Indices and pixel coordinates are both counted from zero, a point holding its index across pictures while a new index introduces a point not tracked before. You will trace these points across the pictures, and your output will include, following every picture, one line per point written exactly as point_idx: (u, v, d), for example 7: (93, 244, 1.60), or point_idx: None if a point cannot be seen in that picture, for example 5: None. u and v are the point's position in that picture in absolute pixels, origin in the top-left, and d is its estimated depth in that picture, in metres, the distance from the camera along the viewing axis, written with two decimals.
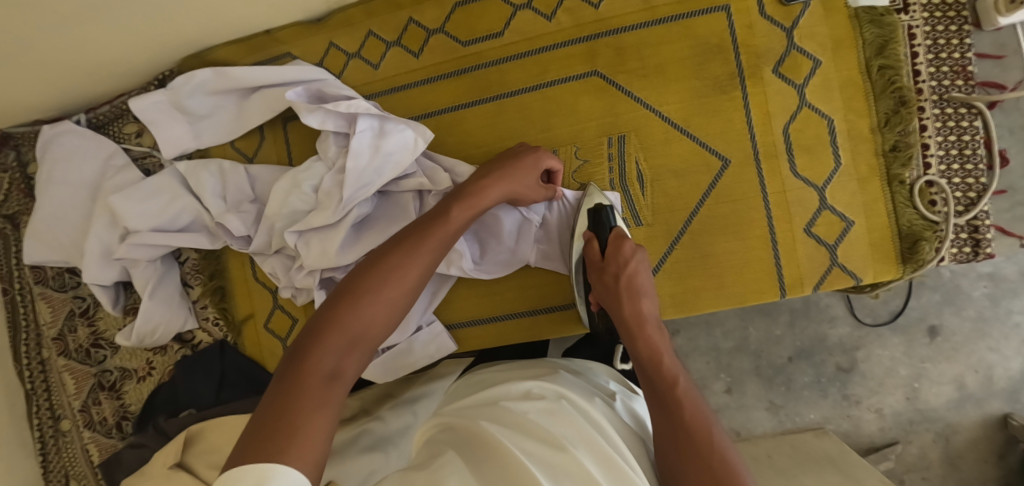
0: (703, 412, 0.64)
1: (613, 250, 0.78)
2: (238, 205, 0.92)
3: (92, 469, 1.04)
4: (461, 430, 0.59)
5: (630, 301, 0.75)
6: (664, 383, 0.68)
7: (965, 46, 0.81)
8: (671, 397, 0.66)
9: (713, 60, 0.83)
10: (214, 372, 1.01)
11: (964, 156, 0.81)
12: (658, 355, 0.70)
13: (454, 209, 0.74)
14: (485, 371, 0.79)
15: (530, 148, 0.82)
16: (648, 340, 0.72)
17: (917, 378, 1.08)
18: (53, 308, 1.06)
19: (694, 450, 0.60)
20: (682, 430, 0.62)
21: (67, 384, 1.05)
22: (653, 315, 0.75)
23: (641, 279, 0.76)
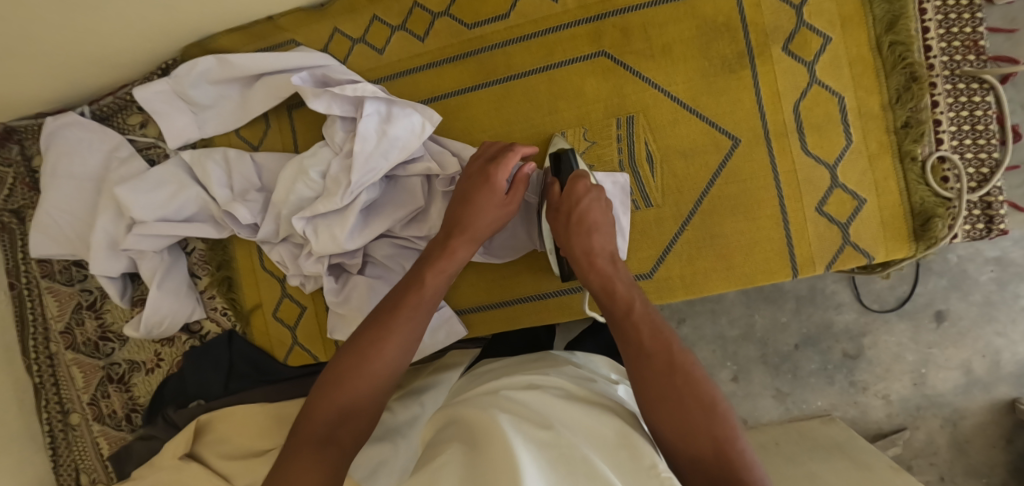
0: (662, 338, 0.64)
1: (563, 193, 0.78)
2: (244, 193, 0.91)
3: (102, 462, 1.04)
4: (462, 419, 0.57)
5: (582, 239, 0.75)
6: (619, 309, 0.69)
7: (976, 21, 0.80)
8: (629, 330, 0.66)
9: (720, 39, 0.82)
10: (222, 363, 1.01)
11: (977, 131, 0.80)
12: (610, 289, 0.71)
13: (427, 274, 0.74)
14: (490, 365, 0.80)
15: (477, 179, 0.78)
16: (601, 274, 0.73)
17: (924, 363, 1.08)
18: (61, 302, 1.06)
19: (656, 373, 0.61)
20: (645, 363, 0.62)
21: (75, 377, 1.05)
22: (608, 250, 0.76)
23: (594, 214, 0.77)
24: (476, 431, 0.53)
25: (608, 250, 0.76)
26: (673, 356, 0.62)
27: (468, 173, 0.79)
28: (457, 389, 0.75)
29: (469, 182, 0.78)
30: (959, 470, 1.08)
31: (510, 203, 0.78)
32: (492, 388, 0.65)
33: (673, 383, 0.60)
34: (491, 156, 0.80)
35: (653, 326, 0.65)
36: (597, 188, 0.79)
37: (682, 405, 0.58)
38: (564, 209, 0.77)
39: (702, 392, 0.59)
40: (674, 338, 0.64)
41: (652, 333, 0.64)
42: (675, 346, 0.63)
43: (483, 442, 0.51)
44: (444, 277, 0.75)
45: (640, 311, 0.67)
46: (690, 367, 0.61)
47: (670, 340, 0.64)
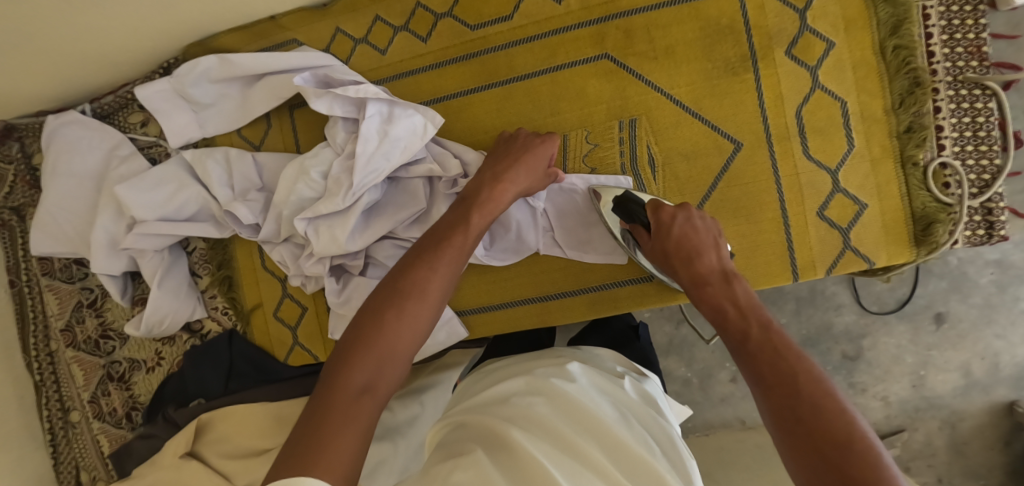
0: (780, 363, 0.63)
1: (654, 225, 0.80)
2: (245, 193, 0.91)
3: (102, 459, 1.05)
4: (481, 423, 0.58)
5: (691, 266, 0.77)
6: (736, 337, 0.69)
7: (980, 27, 0.80)
8: (749, 351, 0.66)
9: (723, 41, 0.82)
10: (222, 363, 1.01)
11: (979, 137, 0.80)
12: (723, 313, 0.72)
13: (472, 216, 0.74)
14: (492, 365, 0.79)
15: (524, 146, 0.81)
16: (712, 300, 0.74)
17: (923, 365, 1.08)
18: (61, 299, 1.06)
19: (784, 399, 0.60)
20: (766, 382, 0.62)
21: (75, 375, 1.05)
22: (724, 270, 0.76)
23: (693, 238, 0.78)
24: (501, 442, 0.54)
25: (722, 271, 0.76)
26: (794, 374, 0.61)
27: (508, 143, 0.83)
28: (471, 382, 0.75)
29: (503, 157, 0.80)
30: (956, 471, 1.08)
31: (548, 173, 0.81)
32: (509, 386, 0.65)
33: (795, 397, 0.59)
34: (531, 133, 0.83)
35: (775, 344, 0.65)
36: (706, 217, 0.80)
37: (803, 420, 0.57)
38: (660, 238, 0.79)
39: (824, 403, 0.58)
40: (796, 355, 0.63)
41: (773, 354, 0.64)
42: (796, 362, 0.62)
43: (510, 461, 0.52)
44: (486, 221, 0.75)
45: (761, 332, 0.67)
46: (813, 380, 0.60)
47: (793, 356, 0.63)
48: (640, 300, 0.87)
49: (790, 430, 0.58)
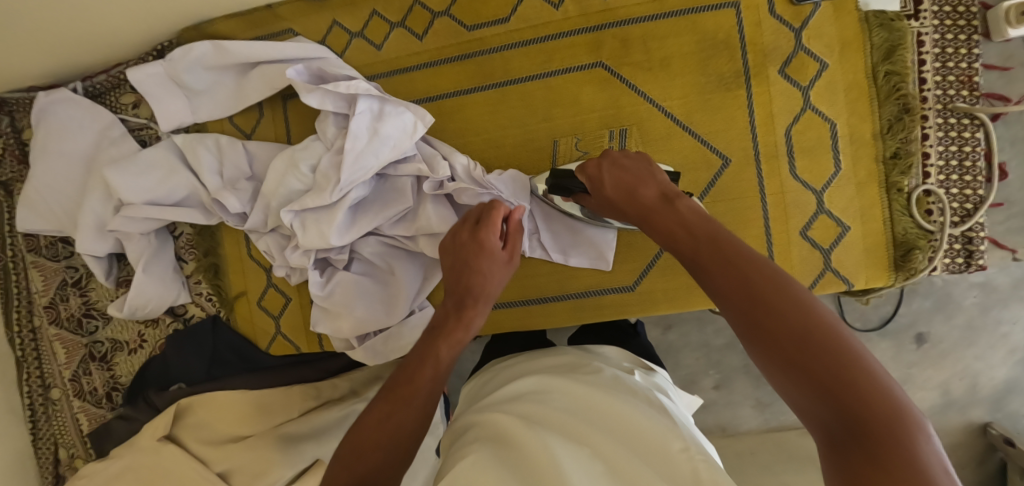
0: (734, 266, 0.54)
1: (587, 182, 0.77)
2: (234, 182, 0.91)
3: (81, 437, 1.05)
4: (493, 423, 0.59)
5: (633, 201, 0.70)
6: (689, 256, 0.59)
7: (973, 56, 0.80)
8: (699, 267, 0.57)
9: (719, 56, 0.82)
10: (205, 349, 1.02)
11: (964, 167, 0.81)
12: (671, 234, 0.63)
13: (465, 307, 0.71)
14: (502, 363, 0.80)
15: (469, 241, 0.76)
16: (658, 225, 0.65)
17: (903, 383, 1.10)
18: (46, 277, 1.05)
19: (749, 306, 0.50)
20: (722, 295, 0.53)
21: (58, 353, 1.05)
22: (665, 193, 0.69)
23: (627, 175, 0.73)
24: (510, 441, 0.55)
25: (664, 194, 0.69)
26: (747, 275, 0.52)
27: (453, 234, 0.78)
28: (484, 383, 0.76)
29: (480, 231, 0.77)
30: None
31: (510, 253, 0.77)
32: (519, 387, 0.67)
33: (755, 304, 0.50)
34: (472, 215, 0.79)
35: (722, 250, 0.56)
36: (636, 156, 0.76)
37: (771, 326, 0.48)
38: (598, 193, 0.75)
39: (787, 301, 0.49)
40: (746, 255, 0.54)
41: (724, 260, 0.55)
42: (746, 263, 0.53)
43: (518, 455, 0.53)
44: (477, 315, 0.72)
45: (708, 244, 0.58)
46: (769, 277, 0.51)
47: (741, 258, 0.54)
48: (622, 309, 0.88)
49: (760, 342, 0.48)
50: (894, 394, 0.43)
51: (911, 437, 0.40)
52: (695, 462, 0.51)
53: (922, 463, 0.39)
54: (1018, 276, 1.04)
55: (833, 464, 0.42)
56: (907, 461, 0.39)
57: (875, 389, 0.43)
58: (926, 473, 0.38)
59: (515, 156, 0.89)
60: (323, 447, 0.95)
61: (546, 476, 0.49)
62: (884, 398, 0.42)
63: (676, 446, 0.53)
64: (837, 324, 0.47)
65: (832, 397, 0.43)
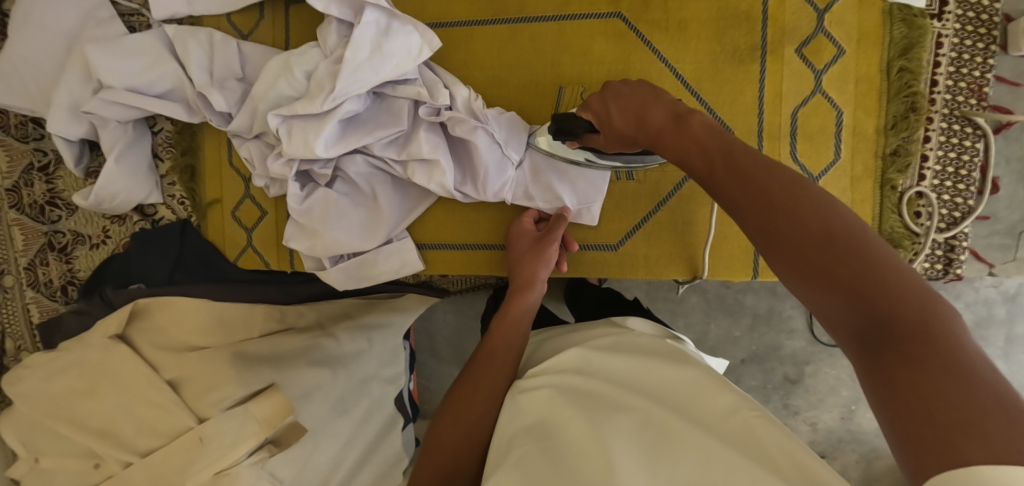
0: (751, 181, 0.52)
1: (594, 118, 0.72)
2: (223, 81, 0.88)
3: (29, 329, 1.02)
4: (540, 409, 0.60)
5: (642, 126, 0.65)
6: (704, 173, 0.56)
7: (987, 67, 0.80)
8: (714, 184, 0.55)
9: (737, 27, 0.81)
10: (170, 252, 0.99)
11: (959, 176, 0.82)
12: (686, 154, 0.59)
13: (513, 301, 0.76)
14: (539, 338, 0.81)
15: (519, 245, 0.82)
16: (672, 145, 0.61)
17: (856, 401, 1.15)
18: (12, 158, 1.00)
19: (770, 218, 0.49)
20: (740, 208, 0.51)
21: (15, 238, 1.01)
22: (674, 110, 0.64)
23: (631, 99, 0.67)
24: (553, 431, 0.56)
25: (675, 112, 0.63)
26: (764, 187, 0.50)
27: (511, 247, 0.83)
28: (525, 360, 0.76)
29: (515, 246, 0.82)
30: None
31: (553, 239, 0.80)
32: (553, 362, 0.66)
33: (775, 215, 0.48)
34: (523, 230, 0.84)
35: (737, 161, 0.54)
36: (636, 81, 0.69)
37: (793, 234, 0.47)
38: (604, 125, 0.71)
39: (811, 210, 0.47)
40: (760, 165, 0.53)
41: (740, 174, 0.53)
42: (763, 174, 0.51)
43: (568, 445, 0.53)
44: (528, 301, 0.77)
45: (722, 158, 0.56)
46: (789, 186, 0.49)
47: (755, 168, 0.52)
48: (601, 267, 0.88)
49: (785, 254, 0.47)
50: (928, 296, 0.42)
51: (953, 335, 0.39)
52: (746, 414, 0.52)
53: (969, 357, 0.38)
54: (981, 315, 1.09)
55: (874, 376, 0.41)
56: (954, 365, 0.37)
57: (910, 292, 0.42)
58: (972, 366, 0.37)
59: (517, 98, 0.86)
60: (281, 372, 0.92)
61: (595, 458, 0.50)
62: (920, 301, 0.41)
63: (733, 403, 0.54)
64: (864, 225, 0.45)
65: (868, 307, 0.42)
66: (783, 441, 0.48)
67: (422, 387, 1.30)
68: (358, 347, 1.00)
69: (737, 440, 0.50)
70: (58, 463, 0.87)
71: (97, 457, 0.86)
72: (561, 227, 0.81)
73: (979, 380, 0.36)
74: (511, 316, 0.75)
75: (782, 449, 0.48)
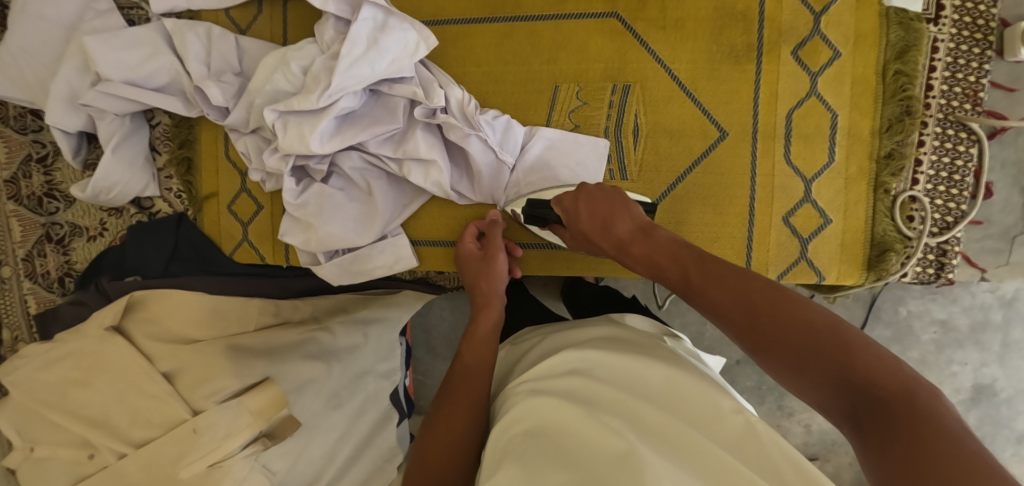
0: (727, 283, 0.57)
1: (562, 215, 0.75)
2: (220, 75, 0.88)
3: (27, 320, 1.02)
4: (540, 406, 0.58)
5: (608, 235, 0.70)
6: (679, 279, 0.61)
7: (982, 72, 0.80)
8: (693, 286, 0.60)
9: (734, 27, 0.81)
10: (166, 244, 0.99)
11: (953, 181, 0.82)
12: (656, 266, 0.64)
13: (481, 313, 0.78)
14: (534, 332, 0.81)
15: (473, 262, 0.83)
16: (641, 258, 0.66)
17: None
18: (10, 149, 1.00)
19: (752, 323, 0.54)
20: (722, 311, 0.56)
21: (13, 230, 1.01)
22: (639, 224, 0.68)
23: (598, 207, 0.71)
24: (553, 429, 0.56)
25: (639, 225, 0.68)
26: (741, 291, 0.55)
27: (463, 264, 0.84)
28: (523, 355, 0.75)
29: (466, 269, 0.84)
30: None
31: (496, 249, 0.82)
32: (555, 362, 0.66)
33: (758, 317, 0.53)
34: (472, 246, 0.85)
35: (712, 265, 0.60)
36: (607, 189, 0.73)
37: (777, 336, 0.52)
38: (572, 225, 0.74)
39: (787, 308, 0.53)
40: (735, 267, 0.58)
41: (716, 276, 0.58)
42: (738, 277, 0.57)
43: (574, 450, 0.53)
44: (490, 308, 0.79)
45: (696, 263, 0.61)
46: (762, 289, 0.55)
47: (730, 272, 0.58)
48: (595, 266, 0.88)
49: (774, 354, 0.52)
50: (907, 377, 0.46)
51: (936, 410, 0.44)
52: (751, 421, 0.52)
53: (954, 430, 0.42)
54: (978, 320, 1.10)
55: (872, 450, 0.44)
56: (943, 438, 0.41)
57: (891, 377, 0.46)
58: (959, 438, 0.41)
59: (513, 95, 0.86)
60: (274, 365, 0.92)
61: (602, 464, 0.50)
62: (900, 383, 0.46)
63: (733, 407, 0.55)
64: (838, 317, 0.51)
65: (856, 393, 0.47)
66: (783, 443, 0.50)
67: (418, 383, 1.30)
68: (353, 341, 1.00)
69: (738, 447, 0.51)
70: (53, 453, 0.87)
71: (92, 447, 0.87)
72: (497, 231, 0.83)
73: (968, 449, 0.40)
74: (481, 335, 0.76)
75: (781, 450, 0.49)
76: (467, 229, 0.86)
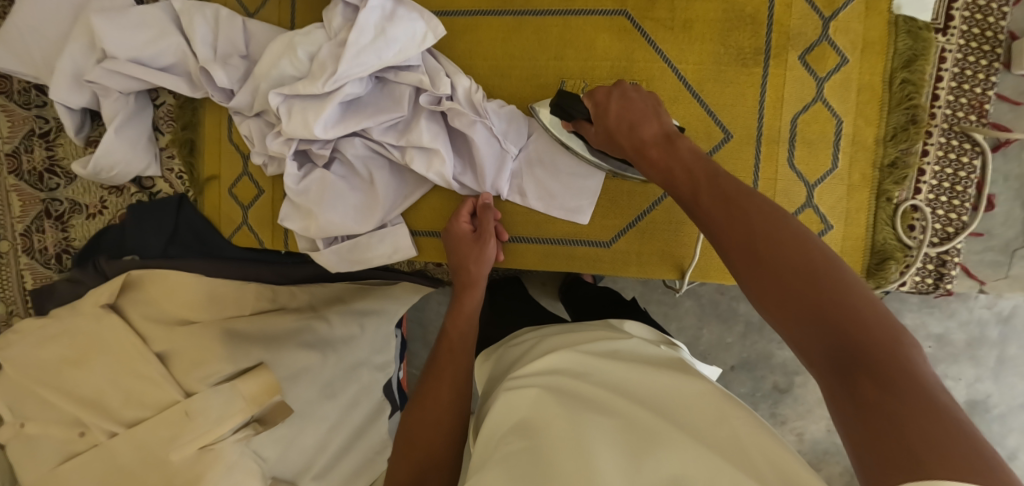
0: (733, 208, 0.57)
1: (592, 109, 0.76)
2: (227, 57, 0.88)
3: (23, 294, 1.02)
4: (523, 404, 0.59)
5: (632, 134, 0.71)
6: (690, 198, 0.62)
7: (989, 84, 0.81)
8: (699, 209, 0.60)
9: (743, 29, 0.81)
10: (166, 226, 0.99)
11: (955, 191, 0.82)
12: (671, 176, 0.65)
13: (465, 296, 0.80)
14: (527, 334, 0.81)
15: (462, 246, 0.83)
16: (658, 163, 0.68)
17: None
18: (13, 124, 1.00)
19: (750, 245, 0.54)
20: (723, 234, 0.56)
21: (12, 204, 1.01)
22: (665, 131, 0.70)
23: (634, 107, 0.73)
24: (539, 429, 0.55)
25: (665, 133, 0.70)
26: (748, 214, 0.56)
27: (450, 245, 0.84)
28: (516, 358, 0.74)
29: (456, 250, 0.83)
30: None
31: (486, 236, 0.82)
32: (545, 364, 0.65)
33: (758, 240, 0.53)
34: (463, 228, 0.83)
35: (722, 186, 0.60)
36: (646, 94, 0.75)
37: (771, 259, 0.52)
38: (600, 120, 0.75)
39: (790, 238, 0.52)
40: (743, 194, 0.58)
41: (724, 202, 0.58)
42: (749, 201, 0.57)
43: (547, 445, 0.53)
44: (473, 294, 0.80)
45: (709, 183, 0.61)
46: (769, 216, 0.55)
47: (739, 199, 0.58)
48: (593, 263, 0.88)
49: (765, 279, 0.52)
50: (893, 323, 0.45)
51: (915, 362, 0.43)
52: (735, 422, 0.51)
53: (927, 383, 0.41)
54: (974, 335, 1.10)
55: (842, 390, 0.44)
56: (912, 387, 0.41)
57: (875, 317, 0.46)
58: (930, 393, 0.41)
59: (518, 88, 0.86)
60: (270, 351, 0.92)
61: (574, 455, 0.50)
62: (885, 327, 0.45)
63: (726, 414, 0.53)
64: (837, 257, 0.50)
65: (834, 331, 0.46)
66: (771, 450, 0.48)
67: (411, 376, 1.30)
68: (349, 332, 1.00)
69: (721, 444, 0.50)
70: (44, 430, 0.87)
71: (82, 426, 0.87)
72: (490, 217, 0.83)
73: (936, 399, 0.40)
74: (465, 313, 0.79)
75: (769, 460, 0.47)
76: (460, 208, 0.84)
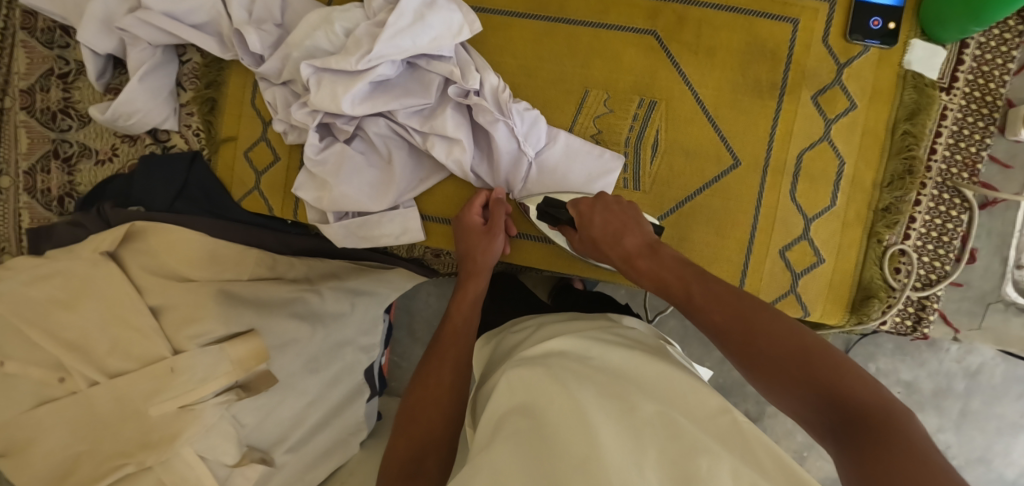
0: (727, 300, 0.61)
1: (577, 217, 0.80)
2: (261, 23, 0.89)
3: (18, 233, 1.03)
4: (521, 384, 0.60)
5: (617, 246, 0.74)
6: (679, 296, 0.66)
7: (983, 145, 0.86)
8: (693, 308, 0.63)
9: (762, 63, 0.85)
10: (175, 181, 0.99)
11: (941, 241, 0.87)
12: (662, 281, 0.68)
13: (468, 281, 0.83)
14: (528, 321, 0.83)
15: (472, 236, 0.85)
16: (647, 272, 0.70)
17: (808, 448, 1.19)
18: (32, 61, 1.01)
19: (744, 340, 0.58)
20: (718, 331, 0.60)
21: (20, 140, 1.02)
22: (648, 241, 0.74)
23: (613, 218, 0.77)
24: (542, 411, 0.56)
25: (647, 242, 0.74)
26: (739, 310, 0.60)
27: (461, 231, 0.87)
28: (517, 343, 0.75)
29: (464, 238, 0.86)
30: None
31: (496, 228, 0.85)
32: (547, 347, 0.67)
33: (752, 331, 0.58)
34: (476, 217, 0.86)
35: (709, 283, 0.64)
36: (625, 204, 0.79)
37: (773, 365, 0.56)
38: (584, 228, 0.78)
39: (781, 327, 0.58)
40: (737, 292, 0.62)
41: (715, 297, 0.62)
42: (735, 296, 0.62)
43: (550, 427, 0.54)
44: (478, 279, 0.83)
45: (698, 284, 0.65)
46: (757, 309, 0.60)
47: (730, 295, 0.62)
48: (592, 266, 0.91)
49: (766, 366, 0.56)
50: (883, 397, 0.52)
51: (908, 428, 0.49)
52: (735, 417, 0.55)
53: (923, 444, 0.47)
54: (940, 386, 1.14)
55: (848, 460, 0.49)
56: (913, 450, 0.46)
57: (869, 394, 0.52)
58: (928, 454, 0.46)
59: (541, 91, 0.89)
60: (262, 318, 0.93)
61: (579, 429, 0.52)
62: (879, 403, 0.51)
63: (720, 405, 0.57)
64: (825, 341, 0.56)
65: (838, 413, 0.51)
66: (773, 450, 0.51)
67: (393, 364, 1.32)
68: (340, 308, 1.01)
69: (722, 437, 0.53)
70: (23, 370, 0.86)
71: (63, 371, 0.86)
72: (502, 211, 0.86)
73: (930, 460, 0.45)
74: (468, 298, 0.81)
75: (774, 459, 0.50)
76: (473, 198, 0.87)
